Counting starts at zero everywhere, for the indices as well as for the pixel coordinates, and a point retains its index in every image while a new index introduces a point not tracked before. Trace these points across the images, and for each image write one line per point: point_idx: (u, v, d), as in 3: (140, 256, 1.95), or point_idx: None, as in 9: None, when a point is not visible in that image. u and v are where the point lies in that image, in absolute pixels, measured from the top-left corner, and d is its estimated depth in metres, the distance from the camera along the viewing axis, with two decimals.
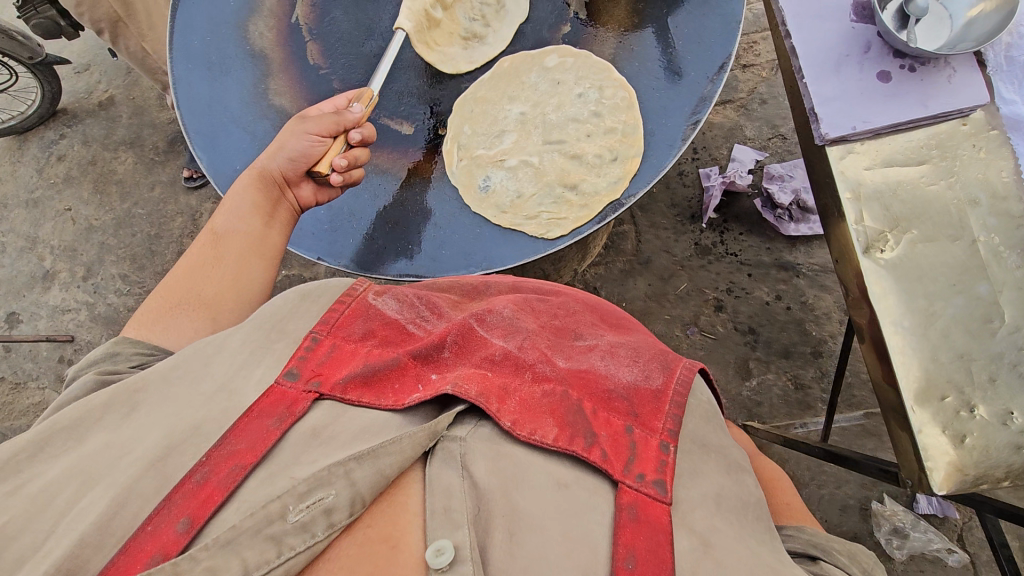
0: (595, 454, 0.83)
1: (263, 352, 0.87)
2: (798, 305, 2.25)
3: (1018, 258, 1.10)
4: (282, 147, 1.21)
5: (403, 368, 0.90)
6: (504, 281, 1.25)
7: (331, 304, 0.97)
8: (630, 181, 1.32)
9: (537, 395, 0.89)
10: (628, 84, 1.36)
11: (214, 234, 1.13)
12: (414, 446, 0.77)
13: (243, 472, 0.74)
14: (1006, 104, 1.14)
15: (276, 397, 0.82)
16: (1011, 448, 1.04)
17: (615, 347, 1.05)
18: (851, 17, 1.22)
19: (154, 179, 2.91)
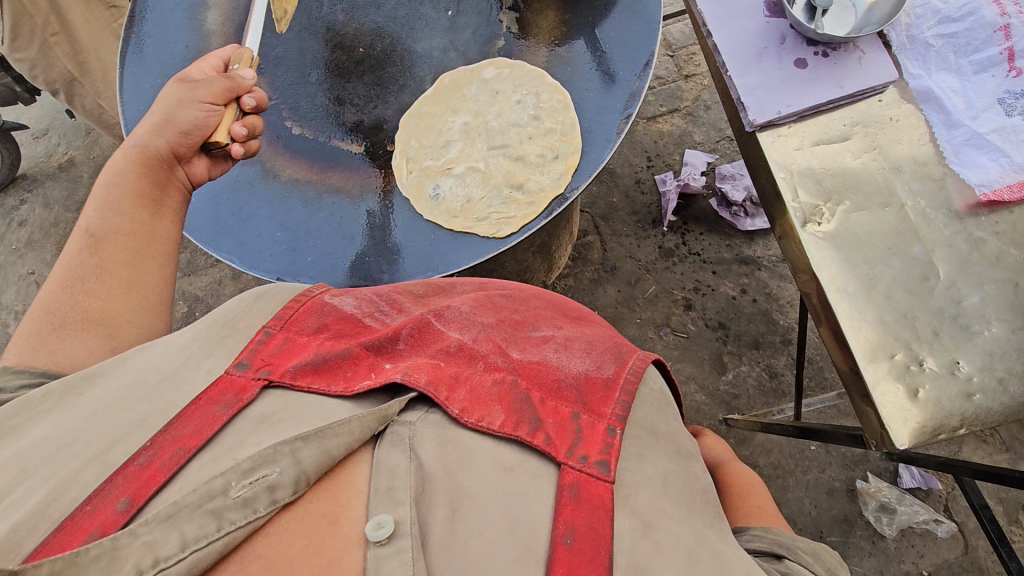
0: (539, 438, 0.82)
1: (212, 346, 0.90)
2: (763, 296, 2.31)
3: (944, 217, 1.17)
4: (170, 120, 1.19)
5: (354, 358, 0.91)
6: (471, 281, 1.27)
7: (284, 303, 1.01)
8: (571, 176, 1.34)
9: (488, 382, 0.89)
10: (562, 89, 1.43)
11: (90, 237, 1.08)
12: (363, 428, 0.77)
13: (186, 455, 0.74)
14: (914, 78, 1.24)
15: (224, 386, 0.83)
16: (962, 396, 1.08)
17: (571, 341, 1.05)
18: (765, 14, 1.31)
19: None
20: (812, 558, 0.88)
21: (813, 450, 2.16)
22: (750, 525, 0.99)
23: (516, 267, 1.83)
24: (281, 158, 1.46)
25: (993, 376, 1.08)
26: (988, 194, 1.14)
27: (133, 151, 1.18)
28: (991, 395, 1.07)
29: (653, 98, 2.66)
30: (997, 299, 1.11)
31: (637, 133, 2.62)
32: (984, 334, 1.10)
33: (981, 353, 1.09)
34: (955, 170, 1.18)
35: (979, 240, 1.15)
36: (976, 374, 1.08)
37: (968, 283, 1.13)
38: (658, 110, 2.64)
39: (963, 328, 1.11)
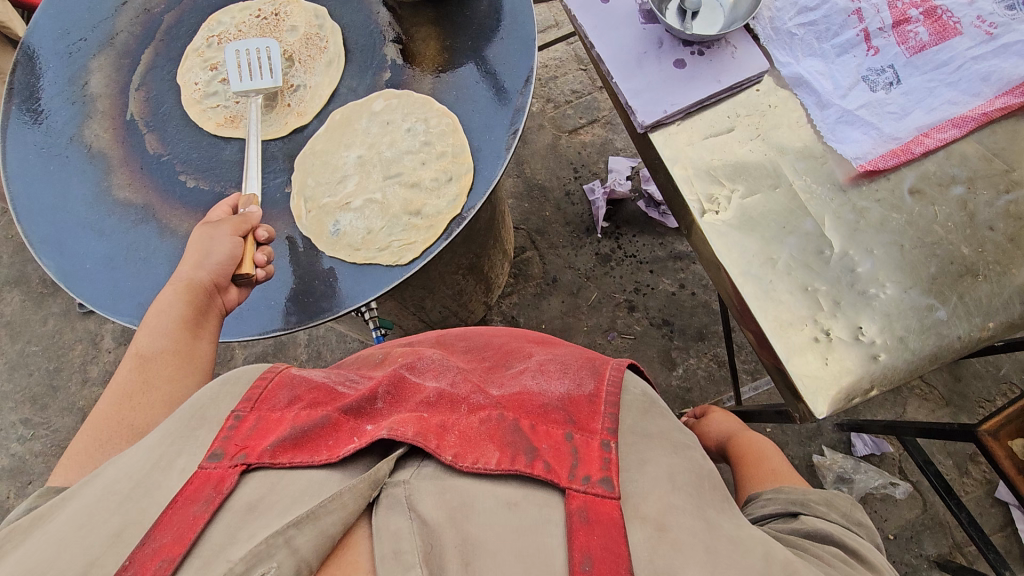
0: (538, 468, 0.82)
1: (182, 442, 0.82)
2: (701, 289, 2.37)
3: (829, 191, 1.23)
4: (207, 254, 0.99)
5: (335, 425, 0.87)
6: (429, 337, 1.34)
7: (251, 384, 0.93)
8: (469, 196, 1.10)
9: (476, 424, 0.89)
10: (451, 111, 1.18)
11: (139, 358, 0.92)
12: (357, 497, 0.75)
13: (171, 566, 0.68)
14: (784, 66, 1.30)
15: (200, 481, 0.77)
16: (868, 358, 1.12)
17: (545, 363, 1.08)
18: (640, 21, 1.36)
19: (45, 312, 2.78)
20: (827, 507, 0.95)
21: (769, 431, 2.19)
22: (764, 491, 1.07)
23: (449, 292, 1.82)
24: (174, 213, 1.19)
25: (893, 335, 1.13)
26: (865, 164, 1.21)
27: (177, 283, 0.98)
28: (894, 354, 1.12)
29: (572, 111, 2.73)
30: (888, 262, 1.17)
31: (561, 147, 2.67)
32: (880, 297, 1.15)
33: (879, 315, 1.14)
34: (833, 146, 1.24)
35: (863, 209, 1.21)
36: (878, 335, 1.13)
37: (860, 251, 1.18)
38: (578, 122, 2.71)
39: (861, 294, 1.16)
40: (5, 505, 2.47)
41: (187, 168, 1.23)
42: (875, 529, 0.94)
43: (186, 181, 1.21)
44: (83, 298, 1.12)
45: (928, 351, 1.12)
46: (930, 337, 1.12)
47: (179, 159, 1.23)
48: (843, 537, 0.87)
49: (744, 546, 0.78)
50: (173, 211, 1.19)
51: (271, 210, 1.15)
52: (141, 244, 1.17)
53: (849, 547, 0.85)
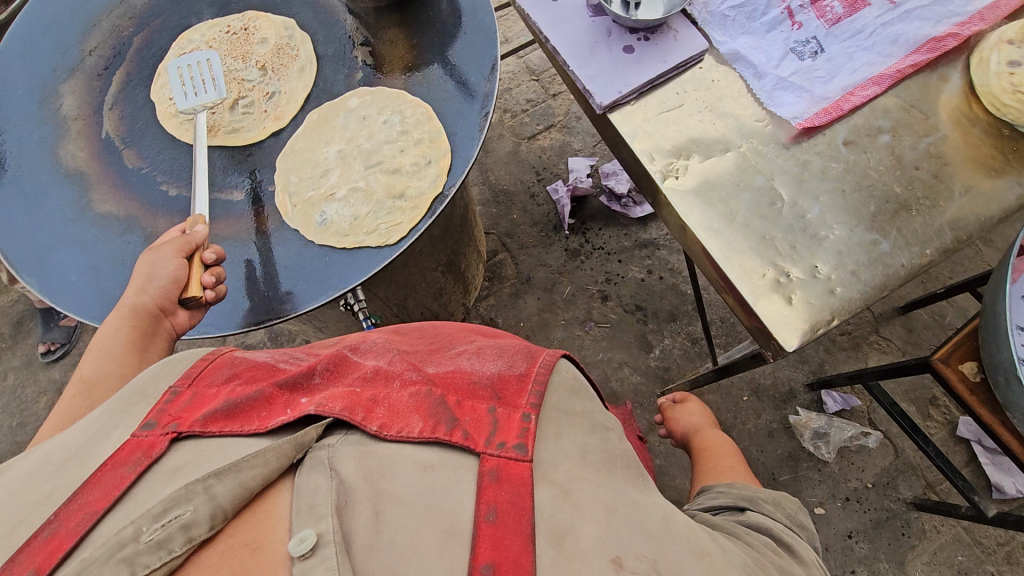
0: (458, 435, 0.84)
1: (122, 417, 0.84)
2: (668, 273, 2.49)
3: (774, 150, 1.35)
4: (150, 275, 1.01)
5: (268, 398, 0.88)
6: (386, 329, 1.38)
7: (192, 363, 0.96)
8: (448, 175, 1.16)
9: (407, 396, 0.92)
10: (424, 101, 1.25)
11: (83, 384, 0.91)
12: (281, 456, 0.75)
13: (95, 516, 0.67)
14: (722, 44, 1.44)
15: (131, 447, 0.77)
16: (826, 293, 1.23)
17: (482, 350, 1.15)
18: (589, 15, 1.48)
19: (6, 367, 2.66)
20: (774, 505, 1.10)
21: (747, 399, 2.29)
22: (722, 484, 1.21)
23: (430, 291, 1.87)
24: (161, 221, 1.21)
25: (846, 270, 1.24)
26: (803, 122, 1.34)
27: (123, 308, 0.99)
28: (849, 287, 1.23)
29: (529, 119, 2.86)
30: (833, 206, 1.29)
31: (522, 153, 2.78)
32: (830, 238, 1.27)
33: (832, 253, 1.26)
34: (772, 110, 1.37)
35: (806, 162, 1.34)
36: (833, 272, 1.24)
37: (807, 199, 1.30)
38: (536, 129, 2.83)
39: (813, 237, 1.27)
40: None
41: (167, 179, 1.25)
42: (815, 531, 1.09)
43: (169, 191, 1.23)
44: (69, 311, 1.11)
45: (878, 281, 1.23)
46: (878, 268, 1.24)
47: (161, 170, 1.26)
48: (784, 531, 1.01)
49: (641, 518, 0.82)
50: (159, 220, 1.21)
51: (257, 208, 1.19)
52: (125, 254, 1.17)
53: (784, 541, 0.98)
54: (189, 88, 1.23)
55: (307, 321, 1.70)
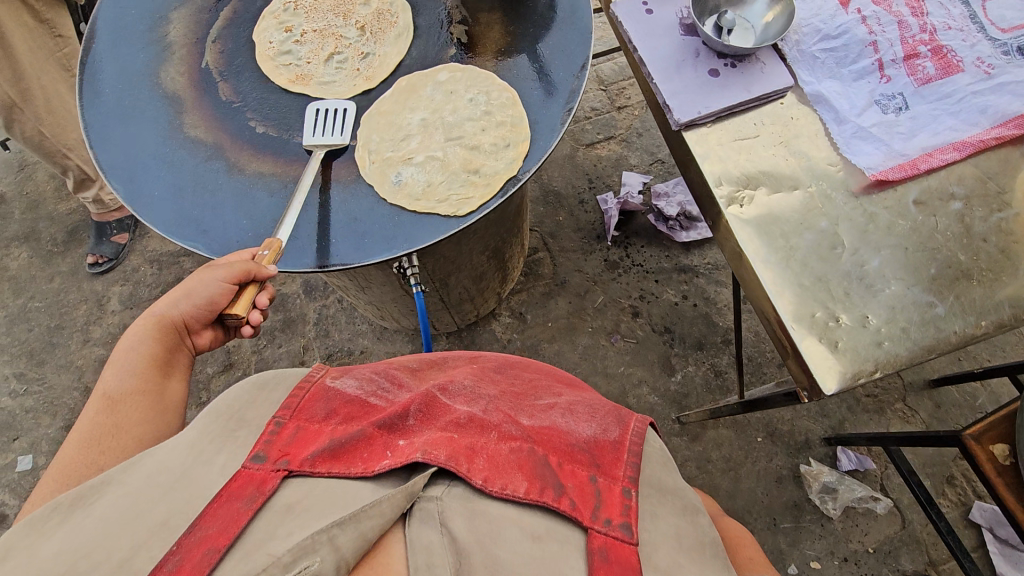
0: (564, 503, 0.92)
1: (224, 442, 0.93)
2: (703, 301, 2.49)
3: (844, 196, 1.36)
4: (190, 292, 1.15)
5: (369, 438, 0.95)
6: (461, 355, 1.44)
7: (288, 393, 1.06)
8: (525, 160, 1.20)
9: (505, 450, 0.96)
10: (511, 87, 1.29)
11: (108, 400, 1.02)
12: (394, 507, 0.84)
13: (218, 554, 0.76)
14: (808, 84, 1.45)
15: (244, 480, 0.87)
16: (873, 344, 1.23)
17: (574, 405, 1.18)
18: (681, 33, 1.49)
19: (53, 270, 2.78)
20: None
21: (760, 441, 2.28)
22: None
23: (472, 273, 1.91)
24: (244, 153, 1.26)
25: (896, 326, 1.24)
26: (877, 174, 1.34)
27: (152, 320, 1.15)
28: (897, 342, 1.23)
29: (591, 126, 2.88)
30: (893, 261, 1.30)
31: (578, 158, 2.81)
32: (886, 291, 1.27)
33: (885, 306, 1.26)
34: (849, 157, 1.38)
35: (873, 214, 1.34)
36: (883, 325, 1.24)
37: (868, 250, 1.31)
38: (596, 137, 2.85)
39: (869, 287, 1.28)
40: None
41: (257, 116, 1.30)
42: None
43: (257, 128, 1.28)
44: (147, 221, 1.17)
45: (927, 342, 1.23)
46: (928, 330, 1.24)
47: (253, 109, 1.31)
48: None
49: None
50: (243, 152, 1.26)
51: (338, 158, 1.24)
52: (209, 179, 1.23)
53: None
54: (320, 126, 1.25)
55: (353, 278, 1.76)
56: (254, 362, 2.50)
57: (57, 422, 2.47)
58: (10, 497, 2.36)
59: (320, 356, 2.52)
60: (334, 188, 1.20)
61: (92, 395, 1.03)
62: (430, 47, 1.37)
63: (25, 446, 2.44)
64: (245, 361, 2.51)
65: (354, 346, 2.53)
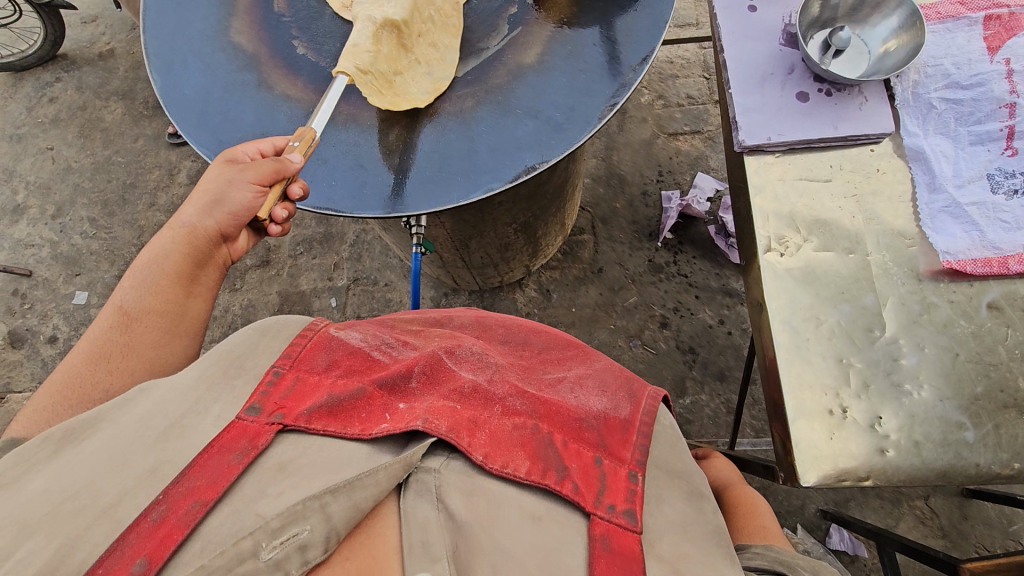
0: (567, 487, 0.88)
1: (220, 389, 0.88)
2: (738, 331, 2.33)
3: (903, 275, 1.17)
4: (219, 199, 1.07)
5: (369, 398, 0.93)
6: (469, 318, 1.41)
7: (292, 338, 0.99)
8: (526, 147, 1.09)
9: (508, 427, 0.93)
10: (548, 66, 1.16)
11: (121, 314, 0.99)
12: (390, 477, 0.79)
13: (205, 509, 0.73)
14: (910, 135, 1.23)
15: (237, 432, 0.82)
16: (875, 449, 1.08)
17: (584, 378, 1.17)
18: (780, 41, 1.30)
19: (138, 131, 2.96)
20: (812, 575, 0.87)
21: None
22: (752, 543, 1.00)
23: (496, 241, 1.85)
24: (277, 71, 1.22)
25: (910, 438, 1.08)
26: (952, 262, 1.15)
27: (179, 231, 1.07)
28: (905, 455, 1.07)
29: (679, 115, 2.66)
30: (935, 364, 1.12)
31: (655, 146, 2.62)
32: (912, 396, 1.10)
33: (905, 412, 1.10)
34: (927, 233, 1.18)
35: (932, 304, 1.15)
36: (894, 431, 1.09)
37: (909, 344, 1.13)
38: (681, 128, 2.64)
39: (894, 385, 1.11)
40: (53, 285, 2.72)
41: (303, 37, 1.27)
42: None
43: (298, 49, 1.25)
44: (172, 119, 1.17)
45: (940, 466, 1.07)
46: (946, 452, 1.07)
47: (301, 29, 1.28)
48: None
49: None
50: (277, 69, 1.23)
51: (364, 100, 1.20)
52: (239, 89, 1.21)
53: None
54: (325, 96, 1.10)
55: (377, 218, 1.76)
56: (286, 266, 2.60)
57: (113, 271, 2.71)
58: (62, 324, 2.65)
59: (348, 278, 2.59)
60: (349, 135, 1.17)
61: (107, 304, 1.00)
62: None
63: (83, 284, 2.70)
64: (280, 263, 2.62)
65: (380, 278, 2.57)
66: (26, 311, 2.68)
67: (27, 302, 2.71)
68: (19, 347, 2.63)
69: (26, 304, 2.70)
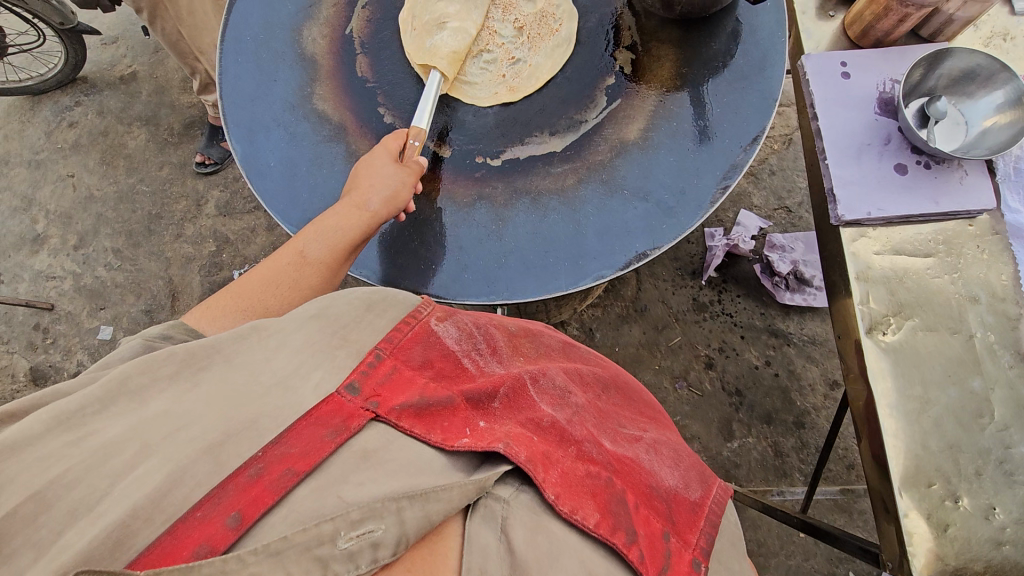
0: (633, 553, 0.75)
1: (324, 356, 0.77)
2: (785, 372, 2.30)
3: (1010, 358, 1.15)
4: (396, 195, 1.05)
5: (454, 409, 0.81)
6: (556, 339, 1.26)
7: (394, 322, 0.89)
8: (636, 233, 1.06)
9: (581, 472, 0.82)
10: (648, 148, 1.13)
11: (299, 257, 0.97)
12: (462, 496, 0.67)
13: (296, 479, 0.64)
14: (1011, 211, 1.22)
15: (332, 407, 0.71)
16: (991, 542, 1.06)
17: (660, 445, 1.08)
18: (875, 111, 1.27)
19: (163, 159, 2.89)
20: None
21: (801, 537, 2.14)
22: None
23: None
24: (366, 143, 1.20)
25: None
26: None
27: (364, 212, 1.02)
28: (1022, 549, 1.06)
29: None
30: None
31: None
32: None
33: (1020, 504, 1.08)
34: None
35: None
36: (1010, 524, 1.07)
37: (1019, 431, 1.12)
38: None
39: (1006, 475, 1.10)
40: (77, 319, 2.64)
41: (389, 106, 1.24)
42: None
43: (386, 119, 1.22)
44: (258, 193, 1.14)
45: None
46: None
47: (388, 100, 1.25)
48: None
49: None
50: (366, 141, 1.20)
51: (459, 173, 1.16)
52: (325, 162, 1.18)
53: None
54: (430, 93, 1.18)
55: None
56: None
57: (140, 305, 2.63)
58: (87, 360, 2.57)
59: None
60: (445, 214, 1.12)
61: (290, 244, 0.98)
62: (588, 68, 1.24)
63: (108, 319, 2.63)
64: None
65: None
66: (49, 346, 2.60)
67: (50, 336, 2.63)
68: (42, 385, 2.55)
69: (48, 338, 2.62)
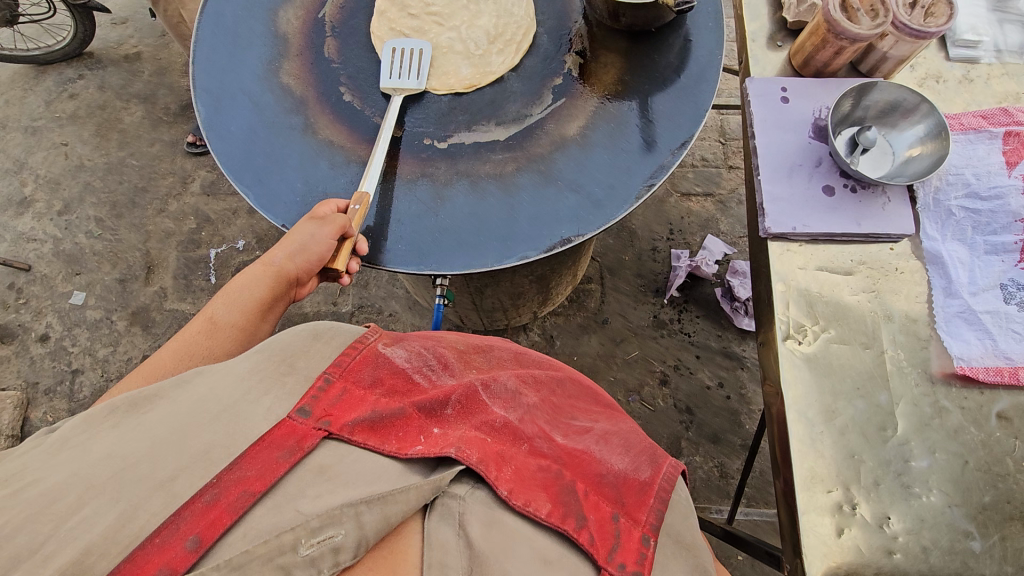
0: (584, 536, 0.79)
1: (272, 383, 0.81)
2: (737, 396, 2.33)
3: (917, 376, 1.20)
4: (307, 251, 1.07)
5: (406, 419, 0.85)
6: (508, 349, 1.23)
7: (342, 348, 0.93)
8: (565, 221, 1.11)
9: (533, 467, 0.87)
10: (588, 145, 1.19)
11: (210, 323, 1.04)
12: (418, 498, 0.72)
13: (252, 499, 0.67)
14: (929, 239, 1.27)
15: (285, 430, 0.75)
16: (883, 550, 1.08)
17: (609, 436, 1.04)
18: (809, 134, 1.35)
19: (156, 136, 2.97)
20: None
21: (738, 559, 2.14)
22: None
23: (510, 290, 1.88)
24: (323, 117, 1.26)
25: (918, 542, 1.09)
26: (964, 367, 1.18)
27: (270, 269, 1.10)
28: (913, 559, 1.08)
29: (692, 176, 2.73)
30: (945, 470, 1.13)
31: (667, 204, 2.68)
32: (921, 499, 1.12)
33: (913, 515, 1.11)
34: (941, 335, 1.21)
35: (943, 409, 1.18)
36: (903, 534, 1.09)
37: (920, 446, 1.15)
38: (694, 189, 2.70)
39: (903, 487, 1.13)
40: (51, 282, 2.67)
41: (350, 86, 1.32)
42: None
43: (345, 97, 1.29)
44: (214, 153, 1.19)
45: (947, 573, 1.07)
46: (952, 561, 1.07)
47: (350, 81, 1.32)
48: None
49: None
50: (323, 115, 1.26)
51: (404, 151, 1.22)
52: (283, 131, 1.24)
53: None
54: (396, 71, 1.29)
55: None
56: None
57: (114, 274, 2.67)
58: (56, 322, 2.59)
59: (352, 304, 2.58)
60: (385, 187, 1.17)
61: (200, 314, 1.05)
62: (541, 69, 1.32)
63: (81, 285, 2.66)
64: None
65: (385, 307, 2.56)
66: (20, 306, 2.63)
67: (22, 297, 2.66)
68: (7, 343, 2.57)
69: (20, 299, 2.65)
